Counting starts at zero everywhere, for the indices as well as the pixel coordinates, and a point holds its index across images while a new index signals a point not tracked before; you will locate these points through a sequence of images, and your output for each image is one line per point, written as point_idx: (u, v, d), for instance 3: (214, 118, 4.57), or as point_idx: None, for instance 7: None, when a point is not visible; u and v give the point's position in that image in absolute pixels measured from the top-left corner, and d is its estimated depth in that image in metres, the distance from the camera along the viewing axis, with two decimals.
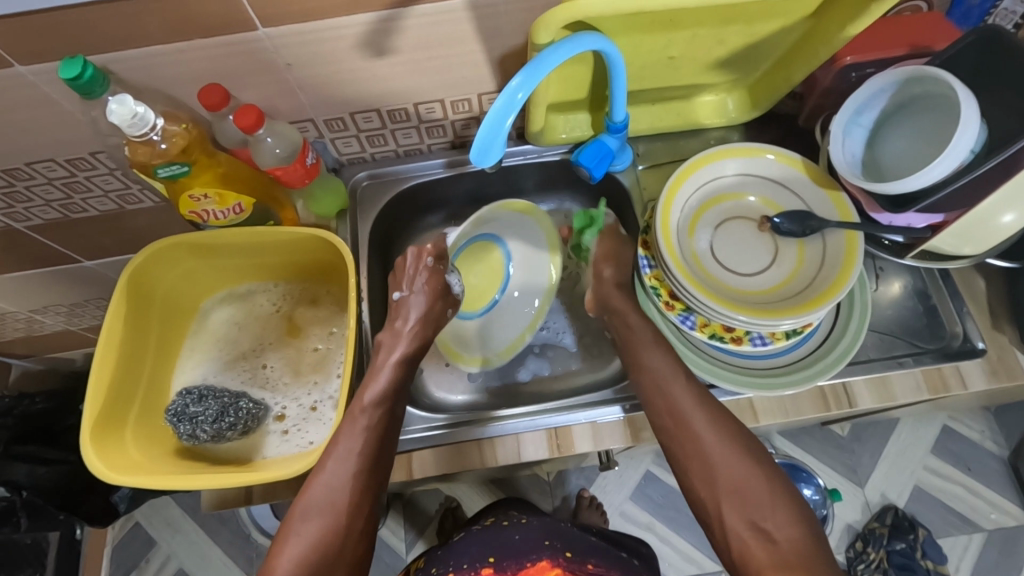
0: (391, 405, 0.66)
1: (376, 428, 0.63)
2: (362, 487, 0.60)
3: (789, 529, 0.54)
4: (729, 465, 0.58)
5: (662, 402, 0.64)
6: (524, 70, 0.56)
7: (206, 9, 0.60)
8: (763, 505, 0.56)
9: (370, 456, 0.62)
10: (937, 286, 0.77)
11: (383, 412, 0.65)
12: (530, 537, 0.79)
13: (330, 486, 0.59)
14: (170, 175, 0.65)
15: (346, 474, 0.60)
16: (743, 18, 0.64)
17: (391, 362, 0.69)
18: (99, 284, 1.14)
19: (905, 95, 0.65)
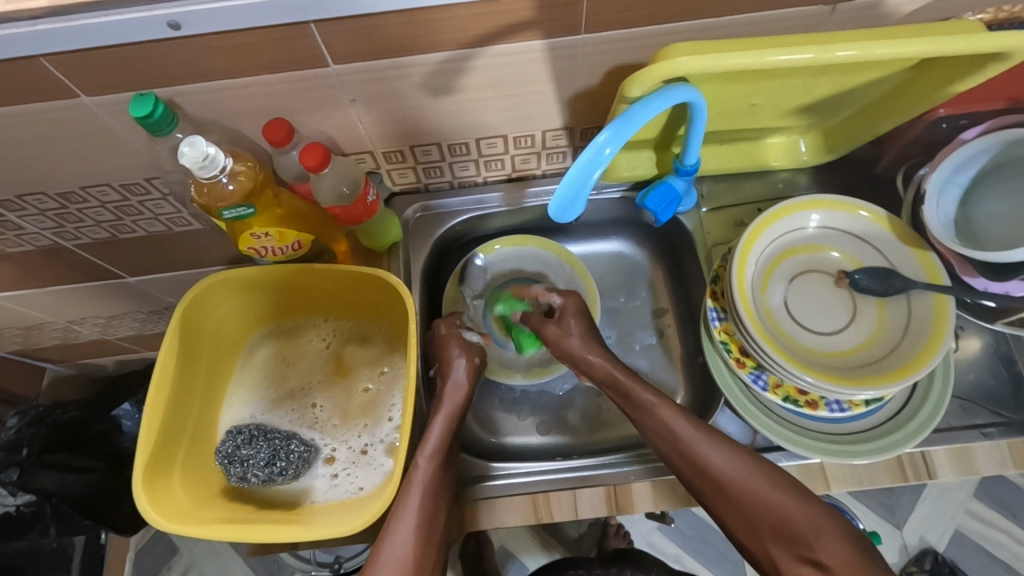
0: (447, 457, 0.63)
1: (435, 478, 0.61)
2: (426, 545, 0.58)
3: (838, 549, 0.51)
4: (756, 496, 0.55)
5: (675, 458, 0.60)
6: (611, 125, 0.54)
7: (277, 47, 0.58)
8: (805, 532, 0.53)
9: (431, 510, 0.59)
10: (1021, 350, 0.74)
11: (438, 468, 0.62)
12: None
13: (395, 554, 0.56)
14: (235, 217, 0.63)
15: (410, 529, 0.57)
16: (840, 70, 0.60)
17: (444, 409, 0.66)
18: (137, 297, 1.13)
19: (1008, 156, 0.62)
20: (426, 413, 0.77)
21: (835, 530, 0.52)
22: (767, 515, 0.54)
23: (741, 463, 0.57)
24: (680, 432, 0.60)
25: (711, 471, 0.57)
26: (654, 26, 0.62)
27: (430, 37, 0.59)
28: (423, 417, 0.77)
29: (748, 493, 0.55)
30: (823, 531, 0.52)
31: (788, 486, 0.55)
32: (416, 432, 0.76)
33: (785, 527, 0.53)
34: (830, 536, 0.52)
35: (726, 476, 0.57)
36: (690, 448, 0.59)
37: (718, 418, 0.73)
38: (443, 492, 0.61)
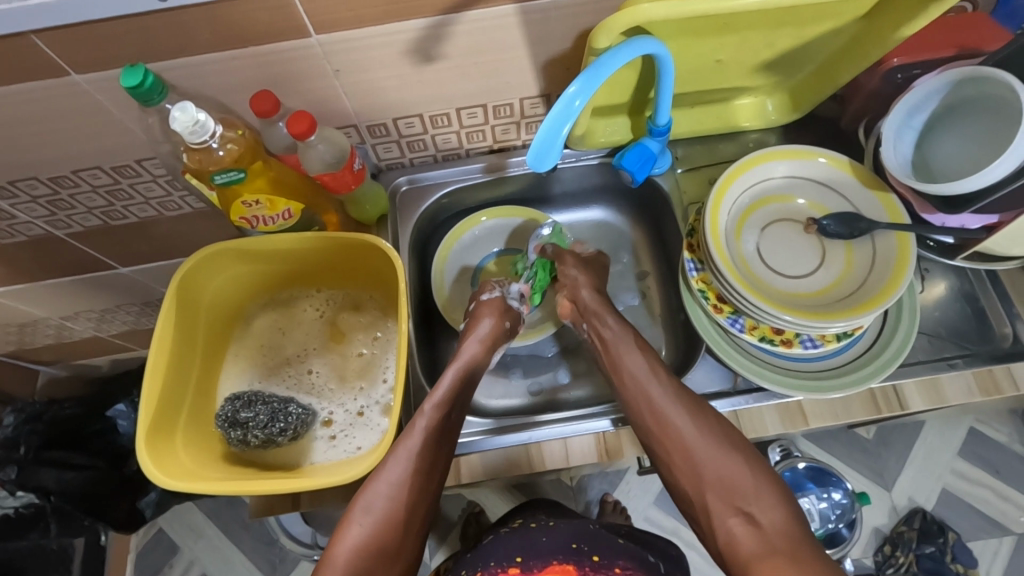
0: (452, 411, 0.69)
1: (438, 427, 0.66)
2: (420, 490, 0.63)
3: (772, 512, 0.58)
4: (710, 454, 0.63)
5: (644, 404, 0.68)
6: (580, 78, 0.57)
7: (263, 17, 0.60)
8: (746, 490, 0.60)
9: (428, 459, 0.65)
10: (985, 288, 0.77)
11: (442, 417, 0.67)
12: (558, 538, 0.78)
13: (386, 491, 0.63)
14: (226, 181, 0.65)
15: (405, 470, 0.63)
16: (796, 22, 0.64)
17: (453, 369, 0.72)
18: (130, 290, 1.14)
19: (958, 96, 0.65)
20: (420, 373, 0.79)
21: (770, 493, 0.60)
22: (719, 473, 0.62)
23: (713, 431, 0.64)
24: (664, 401, 0.67)
25: (682, 435, 0.65)
26: None
27: (408, 4, 0.62)
28: (416, 378, 0.79)
29: (704, 451, 0.63)
30: (762, 495, 0.59)
31: (745, 454, 0.63)
32: (412, 391, 0.78)
33: (732, 482, 0.61)
34: (765, 495, 0.59)
35: (692, 438, 0.64)
36: (666, 411, 0.66)
37: (700, 366, 0.76)
38: (444, 443, 0.66)
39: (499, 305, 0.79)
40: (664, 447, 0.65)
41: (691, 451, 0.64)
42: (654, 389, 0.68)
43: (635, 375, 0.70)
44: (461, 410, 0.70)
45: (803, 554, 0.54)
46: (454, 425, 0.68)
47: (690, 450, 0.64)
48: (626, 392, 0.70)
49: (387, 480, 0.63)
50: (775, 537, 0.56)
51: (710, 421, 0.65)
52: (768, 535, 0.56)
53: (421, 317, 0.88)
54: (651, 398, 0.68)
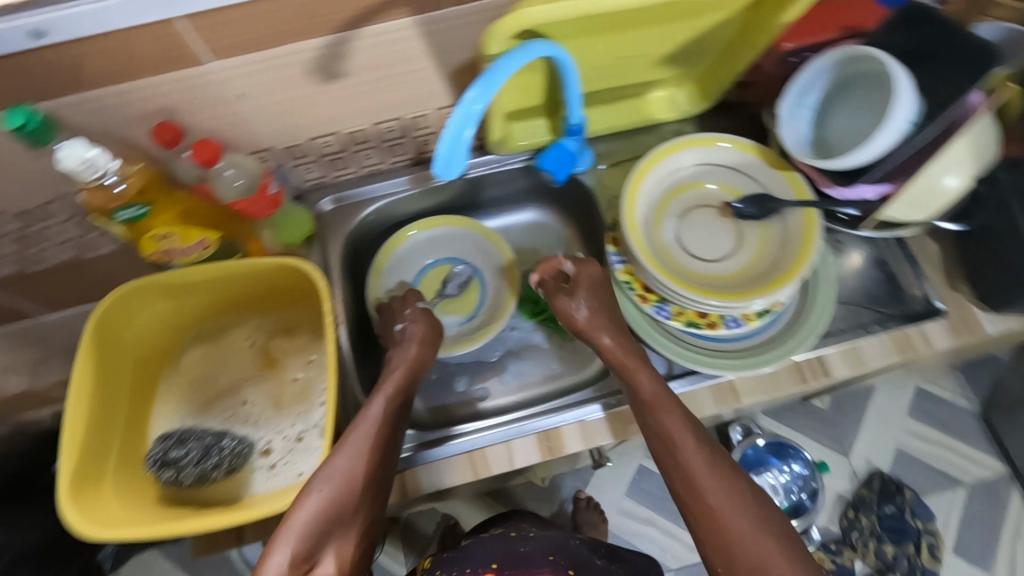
0: (403, 399, 0.67)
1: (393, 412, 0.65)
2: (375, 472, 0.60)
3: (744, 522, 0.54)
4: (695, 469, 0.57)
5: (658, 426, 0.61)
6: (477, 83, 0.57)
7: (151, 47, 0.59)
8: (731, 499, 0.56)
9: (386, 439, 0.63)
10: (894, 253, 0.81)
11: (396, 399, 0.66)
12: (537, 551, 0.76)
13: (348, 460, 0.59)
14: (129, 217, 0.63)
15: (362, 448, 0.60)
16: (685, 15, 0.66)
17: (404, 363, 0.70)
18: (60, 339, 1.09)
19: (845, 74, 0.68)
20: (358, 393, 0.78)
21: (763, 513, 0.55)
22: (695, 487, 0.57)
23: (699, 438, 0.59)
24: (654, 400, 0.62)
25: (678, 457, 0.59)
26: None
27: (303, 23, 0.62)
28: (355, 399, 0.78)
29: (688, 463, 0.58)
30: (754, 517, 0.55)
31: (730, 466, 0.58)
32: (349, 412, 0.78)
33: (704, 493, 0.56)
34: (746, 511, 0.55)
35: (688, 455, 0.59)
36: (668, 428, 0.60)
37: None
38: (396, 428, 0.65)
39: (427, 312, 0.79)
40: (663, 465, 0.60)
41: (682, 468, 0.58)
42: (638, 373, 0.64)
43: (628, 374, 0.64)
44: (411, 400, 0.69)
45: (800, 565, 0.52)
46: (405, 411, 0.67)
47: (692, 473, 0.58)
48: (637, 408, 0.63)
49: (342, 457, 0.59)
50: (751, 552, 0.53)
51: (699, 436, 0.60)
52: (746, 545, 0.53)
53: (358, 335, 0.87)
54: (640, 396, 0.63)
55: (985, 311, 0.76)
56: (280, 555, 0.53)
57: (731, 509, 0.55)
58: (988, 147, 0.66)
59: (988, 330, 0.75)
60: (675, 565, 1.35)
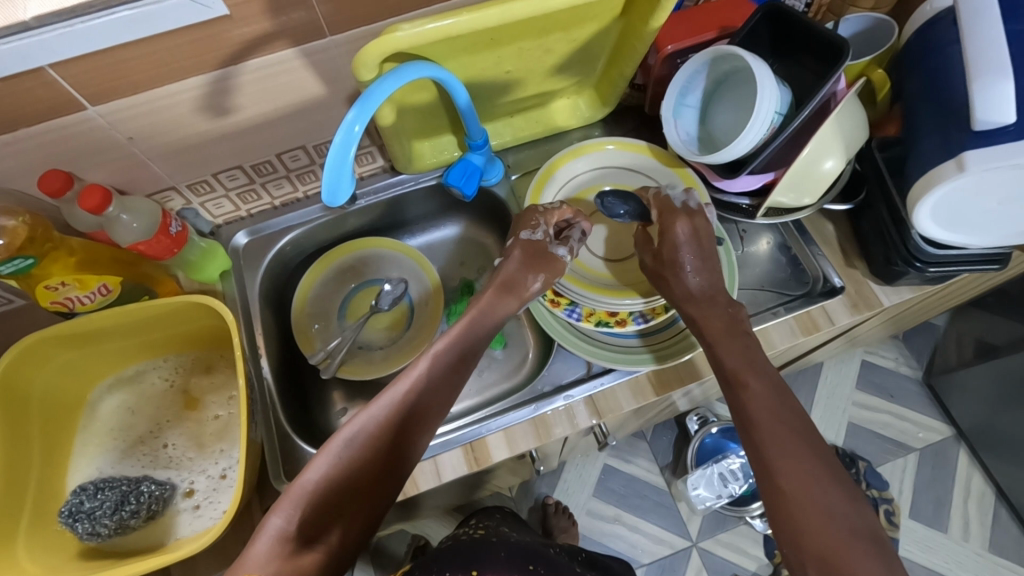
0: (459, 365, 0.64)
1: (435, 376, 0.62)
2: (394, 440, 0.57)
3: (814, 478, 0.52)
4: (762, 421, 0.56)
5: (737, 399, 0.59)
6: (357, 105, 0.59)
7: (22, 100, 0.59)
8: (786, 452, 0.54)
9: (415, 402, 0.60)
10: (794, 237, 0.84)
11: (440, 367, 0.63)
12: (515, 557, 0.67)
13: (366, 428, 0.56)
14: (15, 270, 0.62)
15: (383, 410, 0.58)
16: (559, 27, 0.68)
17: (462, 323, 0.67)
18: None
19: (719, 73, 0.72)
20: (284, 421, 0.78)
21: (825, 470, 0.52)
22: (760, 438, 0.55)
23: (771, 388, 0.59)
24: (723, 344, 0.63)
25: (748, 409, 0.58)
26: (393, 17, 0.68)
27: (185, 62, 0.62)
28: (281, 428, 0.77)
29: (755, 411, 0.57)
30: (811, 475, 0.52)
31: (800, 428, 0.55)
32: (275, 443, 0.76)
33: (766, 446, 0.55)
34: (805, 459, 0.53)
35: (750, 403, 0.58)
36: (738, 377, 0.60)
37: (556, 359, 0.79)
38: (437, 395, 0.61)
39: (535, 250, 0.71)
40: (733, 413, 0.59)
41: (748, 416, 0.57)
42: (698, 309, 0.66)
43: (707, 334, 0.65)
44: (469, 365, 0.65)
45: (848, 523, 0.49)
46: (457, 378, 0.64)
47: (751, 418, 0.57)
48: (725, 384, 0.62)
49: (356, 422, 0.56)
50: (808, 507, 0.50)
51: (770, 385, 0.59)
52: (807, 502, 0.50)
53: (283, 365, 0.87)
54: (708, 334, 0.65)
55: (881, 285, 0.79)
56: (282, 515, 0.51)
57: (793, 462, 0.53)
58: (858, 132, 0.70)
59: (885, 303, 0.78)
60: (646, 559, 1.35)
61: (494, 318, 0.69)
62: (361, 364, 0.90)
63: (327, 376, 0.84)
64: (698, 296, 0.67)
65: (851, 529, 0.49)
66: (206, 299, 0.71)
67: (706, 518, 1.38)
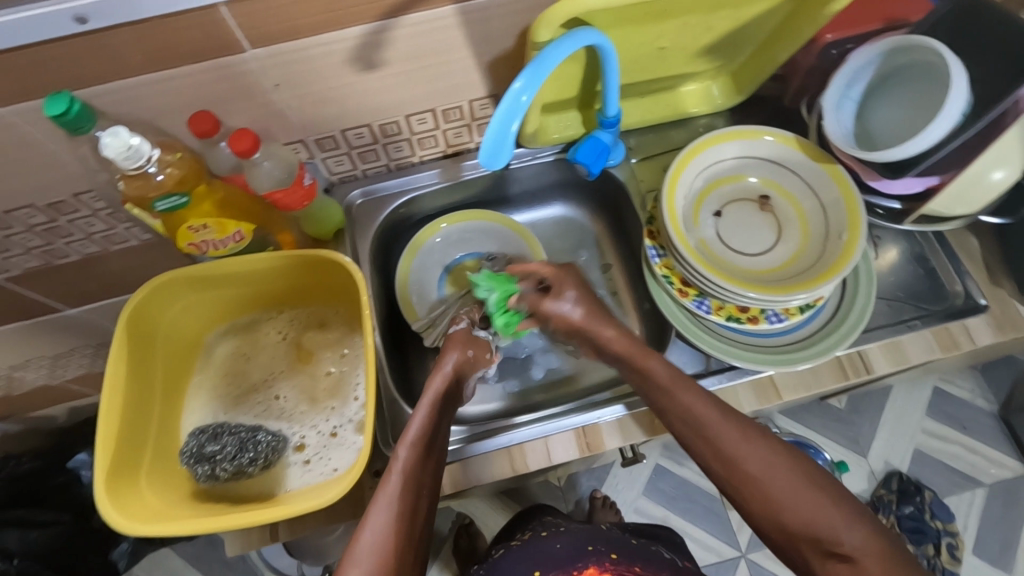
0: (429, 451, 0.60)
1: (414, 470, 0.58)
2: (407, 541, 0.55)
3: (866, 541, 0.51)
4: (798, 495, 0.54)
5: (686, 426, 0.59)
6: (524, 72, 0.56)
7: (190, 34, 0.58)
8: (836, 526, 0.52)
9: (412, 505, 0.56)
10: (934, 249, 0.79)
11: (421, 456, 0.59)
12: (571, 543, 0.73)
13: (374, 534, 0.53)
14: (169, 208, 0.63)
15: (388, 520, 0.54)
16: (728, 4, 0.66)
17: (426, 402, 0.63)
18: (96, 332, 0.96)
19: (891, 66, 0.68)
20: (393, 387, 0.77)
21: (861, 519, 0.53)
22: (796, 506, 0.53)
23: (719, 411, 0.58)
24: (712, 422, 0.58)
25: (780, 496, 0.54)
26: None
27: (347, 10, 0.61)
28: (390, 392, 0.77)
29: (789, 493, 0.54)
30: (788, 474, 0.55)
31: (831, 483, 0.55)
32: (385, 405, 0.76)
33: (819, 523, 0.53)
34: (852, 517, 0.52)
35: (762, 473, 0.55)
36: (736, 453, 0.56)
37: (671, 350, 0.77)
38: (421, 489, 0.58)
39: (463, 339, 0.73)
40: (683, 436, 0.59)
41: (774, 499, 0.55)
42: (692, 400, 0.59)
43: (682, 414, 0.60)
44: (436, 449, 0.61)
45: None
46: (428, 475, 0.59)
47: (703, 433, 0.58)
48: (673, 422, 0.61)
49: (367, 530, 0.54)
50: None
51: (709, 408, 0.59)
52: (869, 572, 0.50)
53: (387, 328, 0.86)
54: (698, 421, 0.58)
55: None
56: None
57: (765, 473, 0.55)
58: None
59: None
60: None
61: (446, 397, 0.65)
62: None
63: (429, 344, 0.85)
64: (683, 386, 0.60)
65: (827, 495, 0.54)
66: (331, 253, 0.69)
67: None
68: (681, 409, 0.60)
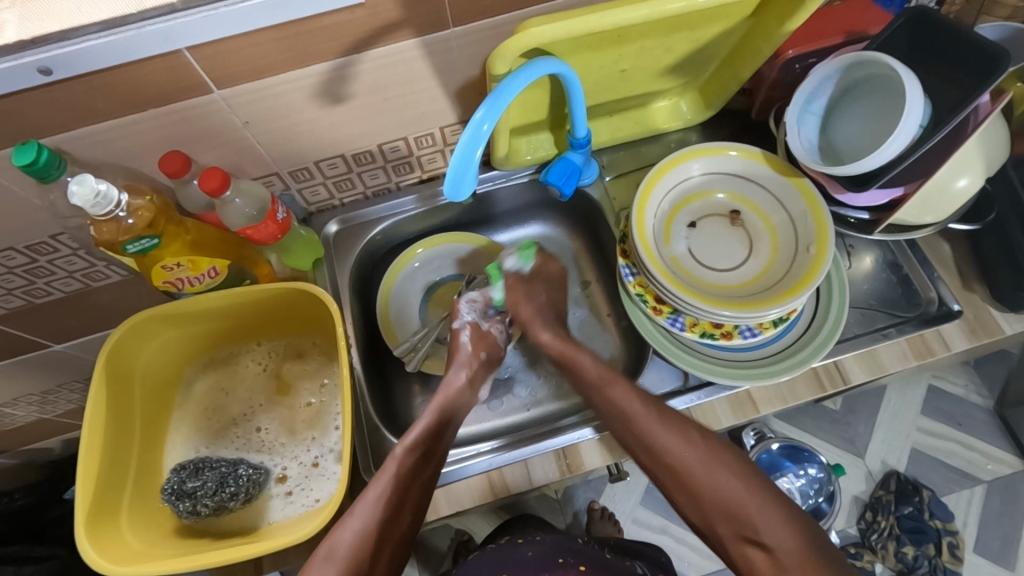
0: (424, 457, 0.65)
1: (406, 472, 0.62)
2: (384, 537, 0.59)
3: (785, 536, 0.56)
4: (716, 485, 0.59)
5: (619, 421, 0.66)
6: (485, 102, 0.57)
7: (155, 78, 0.59)
8: (755, 518, 0.57)
9: (397, 505, 0.60)
10: (906, 255, 0.80)
11: (414, 462, 0.63)
12: (544, 552, 0.74)
13: (352, 533, 0.57)
14: (139, 249, 0.65)
15: (371, 519, 0.58)
16: (687, 26, 0.67)
17: (430, 411, 0.68)
18: (84, 367, 0.96)
19: (849, 80, 0.69)
20: (373, 414, 0.78)
21: (787, 520, 0.56)
22: (723, 504, 0.58)
23: (640, 402, 0.65)
24: (643, 420, 0.64)
25: (711, 494, 0.59)
26: (517, 11, 0.66)
27: (307, 48, 0.61)
28: (371, 420, 0.78)
29: (711, 485, 0.59)
30: (713, 467, 0.60)
31: (749, 478, 0.59)
32: (366, 434, 0.77)
33: (741, 514, 0.57)
34: (772, 514, 0.57)
35: (691, 469, 0.61)
36: (661, 445, 0.62)
37: (649, 368, 0.77)
38: (410, 492, 0.62)
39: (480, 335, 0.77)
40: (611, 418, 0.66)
41: (698, 489, 0.60)
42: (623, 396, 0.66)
43: (630, 415, 0.65)
44: (433, 456, 0.66)
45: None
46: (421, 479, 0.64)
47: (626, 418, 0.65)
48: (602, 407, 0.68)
49: (350, 525, 0.58)
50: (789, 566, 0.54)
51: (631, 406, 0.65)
52: (784, 565, 0.54)
53: (368, 354, 0.87)
54: (631, 419, 0.65)
55: (1002, 311, 0.75)
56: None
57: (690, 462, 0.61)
58: (998, 152, 0.67)
59: (1006, 331, 0.74)
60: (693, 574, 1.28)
61: (450, 405, 0.70)
62: (441, 361, 0.88)
63: (412, 368, 0.85)
64: (632, 403, 0.65)
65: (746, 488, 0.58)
66: (308, 288, 0.70)
67: None
68: (611, 404, 0.66)
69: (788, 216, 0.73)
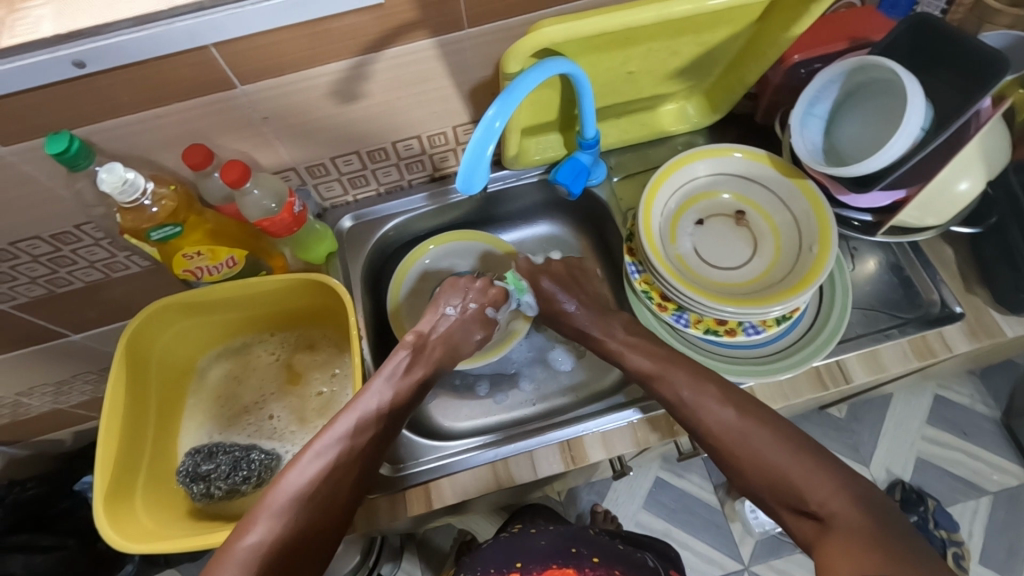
0: (387, 416, 0.68)
1: (369, 430, 0.65)
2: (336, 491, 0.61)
3: (835, 499, 0.55)
4: (760, 454, 0.60)
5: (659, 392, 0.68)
6: (497, 100, 0.59)
7: (181, 73, 0.61)
8: (800, 482, 0.57)
9: (351, 462, 0.63)
10: (909, 258, 0.81)
11: (377, 420, 0.67)
12: (556, 542, 0.75)
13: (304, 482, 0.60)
14: (162, 237, 0.67)
15: (322, 470, 0.61)
16: (694, 30, 0.69)
17: (395, 371, 0.71)
18: (99, 357, 0.99)
19: (852, 84, 0.71)
20: None
21: (838, 486, 0.55)
22: (766, 469, 0.59)
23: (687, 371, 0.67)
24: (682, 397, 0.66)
25: (758, 457, 0.59)
26: (529, 13, 0.69)
27: (327, 47, 0.64)
28: None
29: (756, 455, 0.60)
30: (760, 434, 0.61)
31: (796, 445, 0.59)
32: None
33: (789, 482, 0.57)
34: (822, 480, 0.56)
35: (738, 444, 0.61)
36: (703, 412, 0.64)
37: None
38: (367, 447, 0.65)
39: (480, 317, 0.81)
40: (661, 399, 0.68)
41: (740, 458, 0.61)
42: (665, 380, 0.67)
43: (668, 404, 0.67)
44: (398, 415, 0.69)
45: (861, 542, 0.50)
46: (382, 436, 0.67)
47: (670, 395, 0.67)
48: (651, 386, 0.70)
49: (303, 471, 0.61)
50: (838, 531, 0.52)
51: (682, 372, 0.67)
52: (833, 527, 0.53)
53: (378, 348, 0.88)
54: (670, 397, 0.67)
55: (1004, 314, 0.76)
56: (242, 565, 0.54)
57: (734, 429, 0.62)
58: (998, 155, 0.69)
59: (1007, 333, 0.75)
60: None
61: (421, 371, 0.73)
62: None
63: None
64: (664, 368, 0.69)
65: (795, 454, 0.58)
66: (323, 279, 0.72)
67: (761, 543, 1.29)
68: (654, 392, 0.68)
69: (792, 216, 0.74)
